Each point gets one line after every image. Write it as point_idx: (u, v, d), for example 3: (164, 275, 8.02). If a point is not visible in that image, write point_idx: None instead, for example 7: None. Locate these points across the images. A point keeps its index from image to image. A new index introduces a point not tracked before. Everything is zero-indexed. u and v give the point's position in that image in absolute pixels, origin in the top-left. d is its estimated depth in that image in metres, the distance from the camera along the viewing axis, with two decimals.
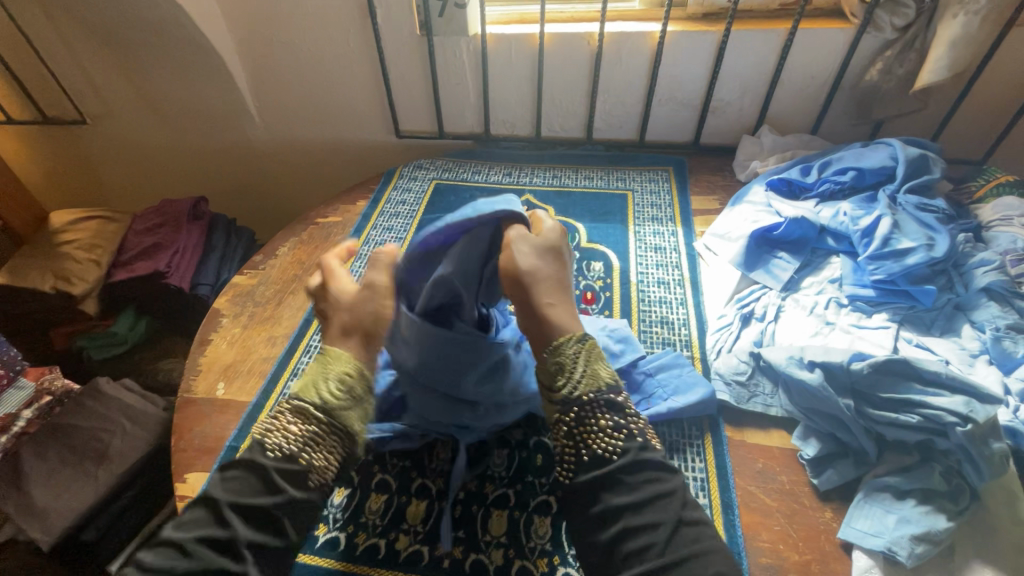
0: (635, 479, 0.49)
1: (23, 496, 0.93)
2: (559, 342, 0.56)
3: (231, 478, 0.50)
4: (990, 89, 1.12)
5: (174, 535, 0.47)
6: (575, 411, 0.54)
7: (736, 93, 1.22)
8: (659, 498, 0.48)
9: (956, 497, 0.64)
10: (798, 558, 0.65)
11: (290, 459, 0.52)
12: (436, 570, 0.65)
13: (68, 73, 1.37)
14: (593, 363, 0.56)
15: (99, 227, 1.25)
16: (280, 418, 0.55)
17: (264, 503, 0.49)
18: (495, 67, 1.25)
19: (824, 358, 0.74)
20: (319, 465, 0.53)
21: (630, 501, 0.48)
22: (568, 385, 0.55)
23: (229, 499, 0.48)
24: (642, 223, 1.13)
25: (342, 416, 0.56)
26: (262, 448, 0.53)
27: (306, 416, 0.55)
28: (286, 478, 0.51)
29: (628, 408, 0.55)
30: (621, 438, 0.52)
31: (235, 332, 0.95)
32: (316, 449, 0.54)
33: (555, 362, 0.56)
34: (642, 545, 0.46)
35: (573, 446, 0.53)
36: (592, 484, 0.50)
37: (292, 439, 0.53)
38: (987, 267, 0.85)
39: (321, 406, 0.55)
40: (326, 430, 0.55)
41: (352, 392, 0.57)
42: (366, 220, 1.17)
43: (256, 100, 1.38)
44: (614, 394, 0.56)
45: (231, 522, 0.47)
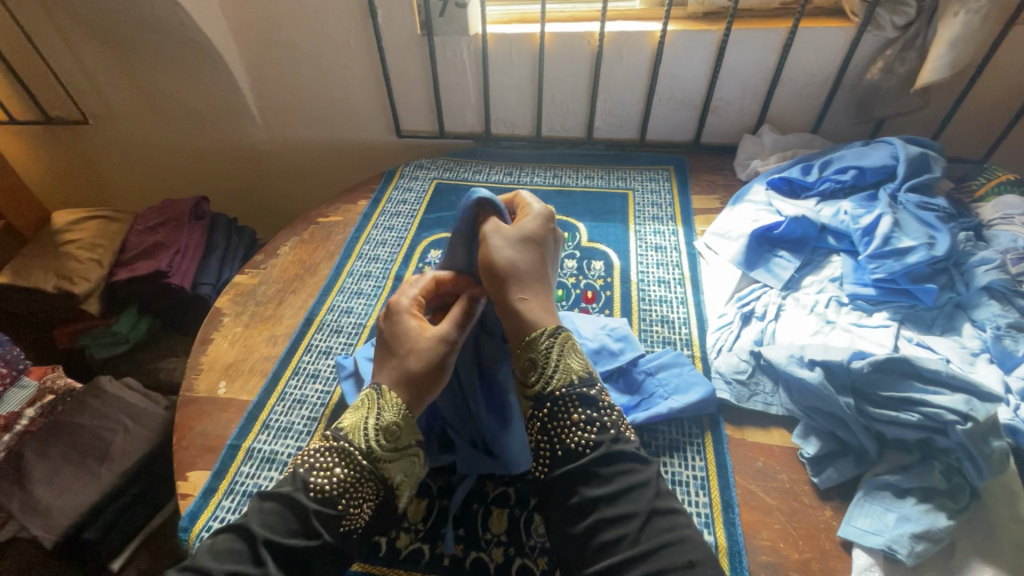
0: (609, 471, 0.52)
1: (26, 494, 0.93)
2: (532, 336, 0.60)
3: (273, 513, 0.53)
4: (990, 88, 1.12)
5: (208, 563, 0.49)
6: (548, 406, 0.57)
7: (736, 92, 1.22)
8: (633, 489, 0.50)
9: (956, 496, 0.64)
10: (798, 556, 0.65)
11: (329, 503, 0.55)
12: (437, 568, 0.65)
13: (70, 73, 1.38)
14: (564, 358, 0.59)
15: (101, 227, 1.26)
16: (326, 458, 0.58)
17: (299, 546, 0.52)
18: (496, 68, 1.25)
19: (824, 356, 0.74)
20: (353, 512, 0.56)
21: (604, 493, 0.50)
22: (541, 380, 0.59)
23: (269, 536, 0.51)
24: (643, 223, 1.13)
25: (381, 468, 0.59)
26: (305, 487, 0.55)
27: (350, 460, 0.58)
28: (323, 521, 0.54)
29: (601, 400, 0.58)
30: (594, 431, 0.55)
31: (236, 331, 0.95)
32: (354, 495, 0.57)
33: (528, 359, 0.60)
34: (615, 536, 0.48)
35: (547, 441, 0.56)
36: (567, 477, 0.53)
37: (334, 482, 0.56)
38: (987, 266, 0.85)
39: (365, 454, 0.59)
40: (365, 478, 0.58)
41: (395, 446, 0.60)
42: (367, 220, 1.17)
43: (257, 100, 1.39)
44: (586, 387, 0.58)
45: (267, 561, 0.49)
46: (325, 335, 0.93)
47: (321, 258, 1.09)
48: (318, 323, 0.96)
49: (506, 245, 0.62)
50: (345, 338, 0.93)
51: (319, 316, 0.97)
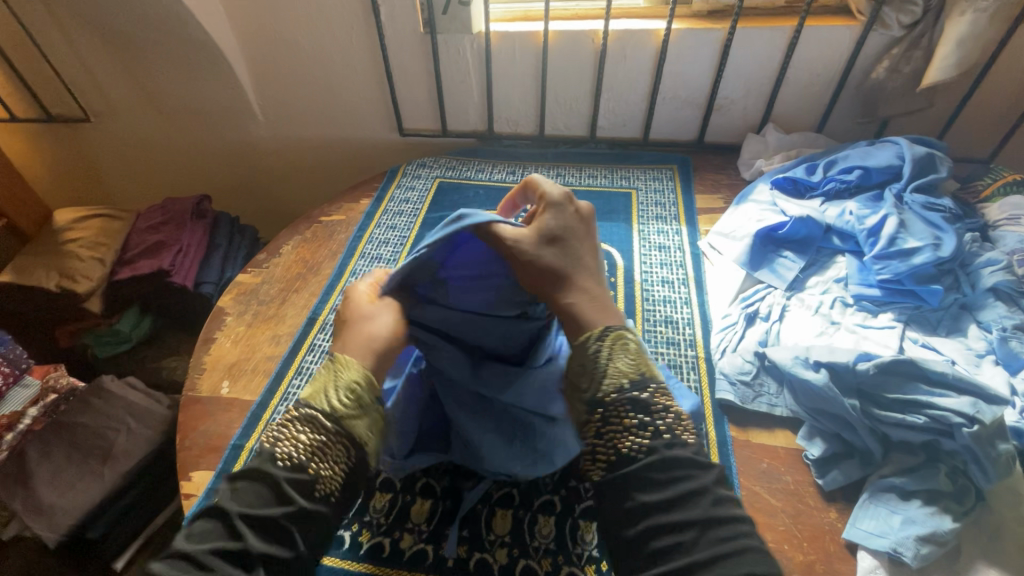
0: (664, 476, 0.46)
1: (30, 493, 0.93)
2: (580, 340, 0.54)
3: (241, 488, 0.47)
4: (997, 87, 1.11)
5: (184, 546, 0.44)
6: (600, 412, 0.51)
7: (740, 91, 1.22)
8: (689, 496, 0.44)
9: (962, 498, 0.64)
10: (803, 558, 0.65)
11: (301, 470, 0.49)
12: (441, 569, 0.65)
13: (72, 71, 1.37)
14: (615, 360, 0.53)
15: (104, 225, 1.25)
16: (289, 424, 0.51)
17: (274, 517, 0.46)
18: (499, 66, 1.25)
19: (829, 358, 0.74)
20: (331, 476, 0.49)
21: (658, 499, 0.44)
22: (591, 386, 0.52)
23: (238, 511, 0.45)
24: (647, 222, 1.13)
25: (351, 424, 0.51)
26: (271, 457, 0.49)
27: (316, 425, 0.50)
28: (297, 488, 0.48)
29: (656, 404, 0.51)
30: (647, 435, 0.48)
31: (239, 330, 0.95)
32: (328, 458, 0.50)
33: (580, 363, 0.54)
34: (670, 544, 0.42)
35: (599, 445, 0.50)
36: (620, 484, 0.47)
37: (302, 448, 0.49)
38: (994, 267, 0.85)
39: (331, 415, 0.51)
40: (335, 440, 0.50)
41: (362, 398, 0.53)
42: (370, 219, 1.17)
43: (259, 98, 1.38)
44: (640, 391, 0.51)
45: (242, 534, 0.45)
46: (328, 335, 0.93)
47: (324, 258, 1.08)
48: (321, 323, 0.95)
49: (539, 252, 0.57)
50: None
51: (322, 315, 0.97)
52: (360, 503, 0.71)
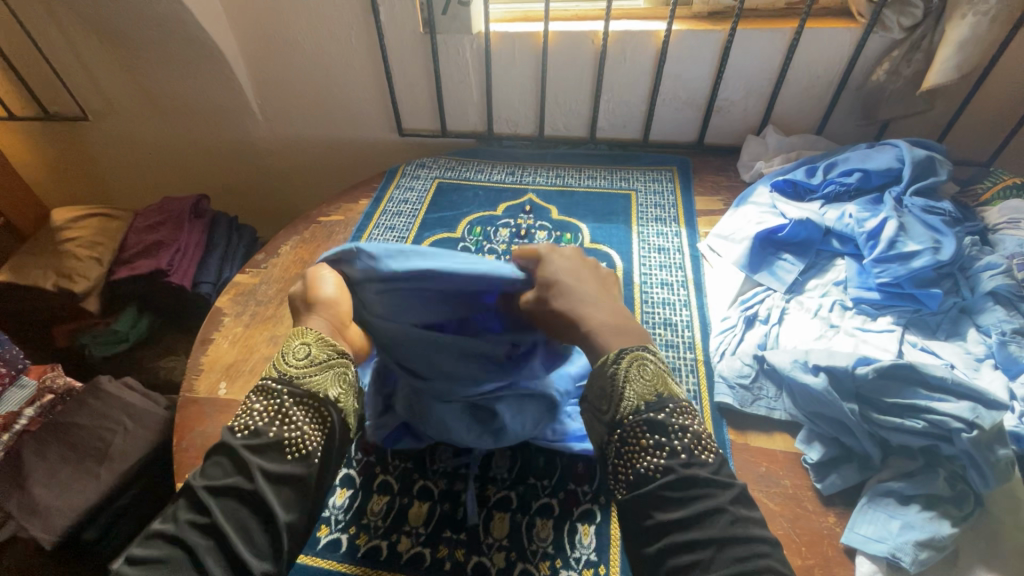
0: (682, 495, 0.47)
1: (25, 495, 0.92)
2: (599, 363, 0.55)
3: (208, 464, 0.49)
4: (997, 91, 1.11)
5: (158, 526, 0.45)
6: (618, 433, 0.52)
7: (740, 93, 1.22)
8: (709, 515, 0.45)
9: (960, 503, 0.64)
10: (801, 563, 0.64)
11: (260, 434, 0.50)
12: (438, 572, 0.65)
13: (70, 69, 1.37)
14: (634, 380, 0.53)
15: (101, 224, 1.25)
16: (247, 400, 0.53)
17: (238, 482, 0.47)
18: (498, 66, 1.25)
19: (829, 361, 0.74)
20: (294, 433, 0.51)
21: (677, 517, 0.45)
22: (609, 407, 0.53)
23: (202, 482, 0.47)
24: (646, 224, 1.12)
25: (306, 385, 0.53)
26: (230, 430, 0.51)
27: (270, 392, 0.53)
28: (257, 451, 0.49)
29: (672, 424, 0.51)
30: (664, 455, 0.49)
31: (237, 331, 0.94)
32: (287, 419, 0.51)
33: (598, 385, 0.54)
34: (686, 563, 0.43)
35: (618, 466, 0.51)
36: (639, 502, 0.48)
37: (258, 415, 0.51)
38: (994, 271, 0.84)
39: (282, 378, 0.54)
40: (293, 400, 0.52)
41: (313, 356, 0.55)
42: (368, 219, 1.17)
43: (258, 97, 1.38)
44: (656, 412, 0.52)
45: (207, 502, 0.45)
46: None
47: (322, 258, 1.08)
48: None
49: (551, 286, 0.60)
50: None
51: None
52: (357, 505, 0.71)
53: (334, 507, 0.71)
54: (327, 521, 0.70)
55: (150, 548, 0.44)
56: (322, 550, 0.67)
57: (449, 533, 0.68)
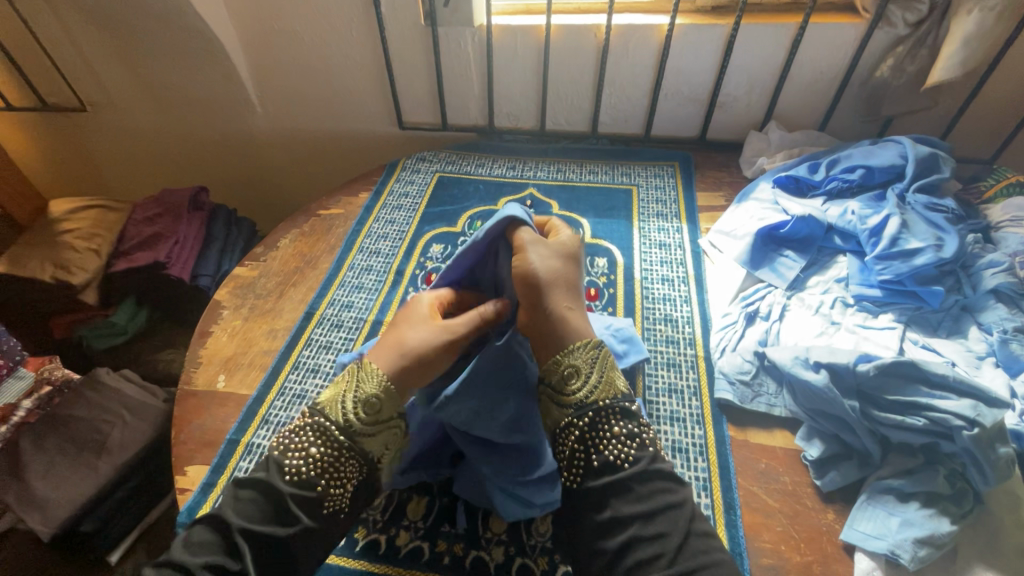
0: (647, 487, 0.48)
1: (23, 485, 0.93)
2: (570, 348, 0.55)
3: (248, 500, 0.49)
4: (1001, 88, 1.10)
5: (182, 555, 0.45)
6: (590, 416, 0.52)
7: (742, 88, 1.21)
8: (672, 507, 0.46)
9: (959, 500, 0.64)
10: (800, 559, 0.64)
11: (307, 485, 0.51)
12: (436, 567, 0.65)
13: (67, 59, 1.35)
14: (608, 369, 0.55)
15: (100, 215, 1.24)
16: (302, 437, 0.53)
17: (275, 532, 0.48)
18: (501, 60, 1.24)
19: (830, 359, 0.73)
20: (337, 492, 0.52)
21: (640, 510, 0.46)
22: (582, 389, 0.54)
23: (241, 523, 0.47)
24: (648, 219, 1.12)
25: (363, 443, 0.54)
26: (279, 471, 0.51)
27: (327, 437, 0.53)
28: (301, 505, 0.50)
29: (642, 417, 0.54)
30: (635, 445, 0.51)
31: (236, 324, 0.94)
32: (336, 475, 0.52)
33: (568, 366, 0.54)
34: (648, 557, 0.44)
35: (582, 451, 0.51)
36: (603, 491, 0.48)
37: (311, 462, 0.51)
38: (995, 269, 0.84)
39: (343, 429, 0.54)
40: (346, 455, 0.53)
41: (377, 417, 0.55)
42: (368, 212, 1.16)
43: (257, 90, 1.37)
44: (629, 403, 0.54)
45: (243, 553, 0.46)
46: (326, 330, 0.92)
47: (322, 252, 1.08)
48: (318, 317, 0.95)
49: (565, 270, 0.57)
50: (345, 332, 0.92)
51: (319, 309, 0.96)
52: None
53: None
54: None
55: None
56: None
57: (447, 528, 0.68)
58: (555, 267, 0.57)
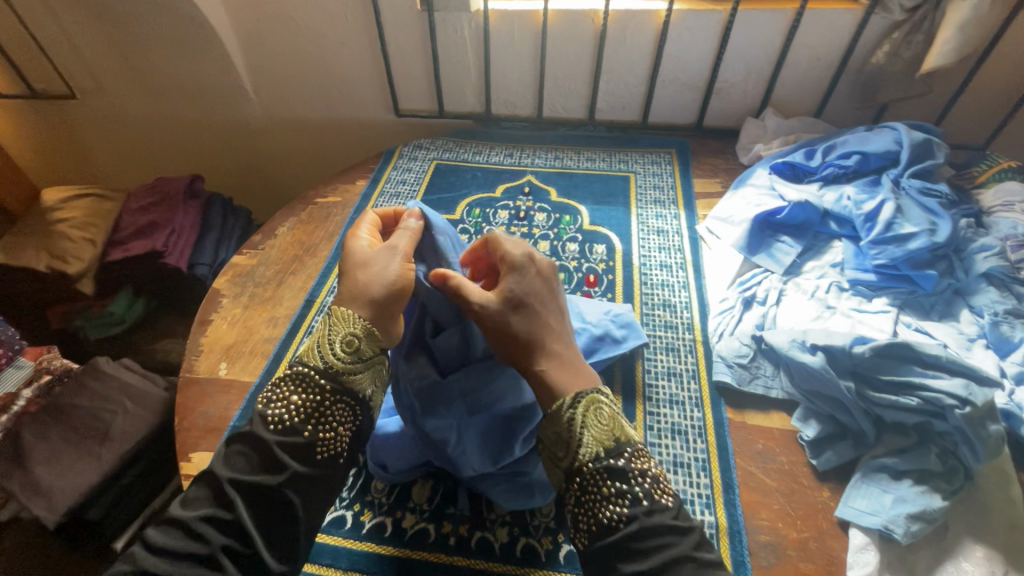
0: (645, 544, 0.45)
1: (27, 474, 0.92)
2: (554, 410, 0.52)
3: (235, 454, 0.49)
4: (995, 74, 1.11)
5: (179, 512, 0.46)
6: (580, 483, 0.50)
7: (739, 75, 1.21)
8: (671, 564, 0.44)
9: (951, 477, 0.66)
10: (797, 536, 0.66)
11: (294, 431, 0.50)
12: (443, 547, 0.66)
13: (56, 46, 1.32)
14: (590, 428, 0.51)
15: (94, 205, 1.22)
16: (283, 388, 0.52)
17: (265, 480, 0.47)
18: (497, 45, 1.23)
19: (826, 341, 0.74)
20: (326, 435, 0.51)
21: (641, 569, 0.44)
22: (569, 456, 0.51)
23: (229, 476, 0.47)
24: (645, 206, 1.13)
25: (347, 382, 0.53)
26: (263, 421, 0.50)
27: (308, 384, 0.52)
28: (289, 451, 0.49)
29: (634, 467, 0.50)
30: (626, 502, 0.48)
31: (236, 312, 0.94)
32: (323, 417, 0.51)
33: (554, 431, 0.52)
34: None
35: (580, 514, 0.49)
36: (603, 556, 0.46)
37: (294, 409, 0.51)
38: (988, 253, 0.86)
39: (325, 372, 0.53)
40: (331, 397, 0.52)
41: (359, 353, 0.54)
42: (366, 200, 1.16)
43: (252, 76, 1.36)
44: (619, 455, 0.50)
45: (235, 504, 0.46)
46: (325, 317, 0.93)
47: (320, 240, 1.07)
48: (318, 305, 0.95)
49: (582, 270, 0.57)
50: None
51: (320, 298, 0.96)
52: (361, 483, 0.72)
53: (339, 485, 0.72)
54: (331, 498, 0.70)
55: (169, 536, 0.45)
56: (327, 527, 0.68)
57: (451, 509, 0.70)
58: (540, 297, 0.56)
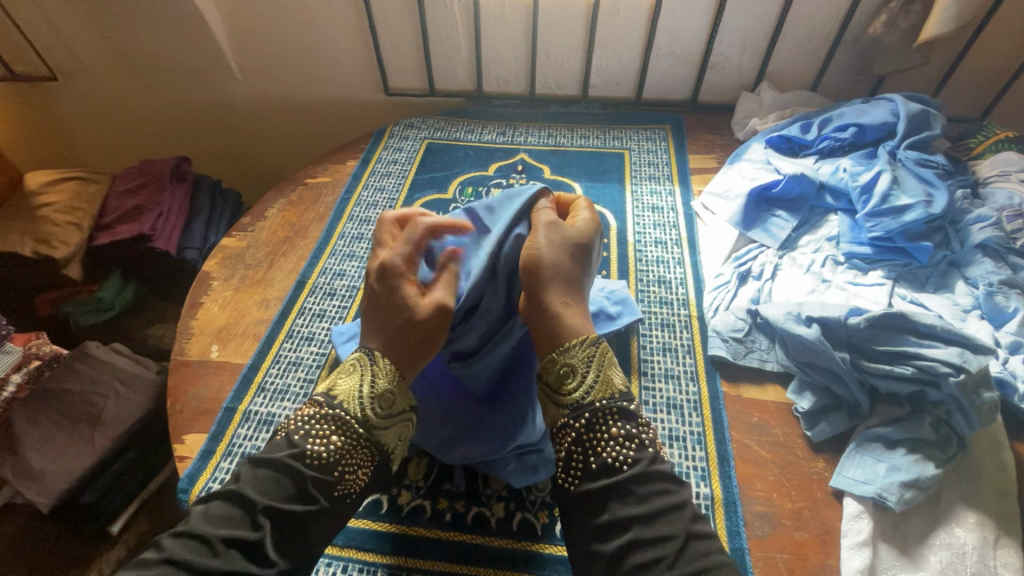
0: (645, 490, 0.45)
1: (19, 459, 0.92)
2: (567, 345, 0.52)
3: (267, 479, 0.47)
4: (992, 44, 1.10)
5: (201, 526, 0.44)
6: (587, 418, 0.49)
7: (735, 48, 1.19)
8: (669, 511, 0.44)
9: (944, 446, 0.66)
10: (791, 506, 0.67)
11: (327, 470, 0.49)
12: (439, 523, 0.66)
13: (34, 25, 1.28)
14: (605, 368, 0.52)
15: (78, 188, 1.20)
16: (322, 426, 0.51)
17: (295, 511, 0.46)
18: (488, 21, 1.20)
19: (822, 313, 0.74)
20: (352, 480, 0.51)
21: (640, 513, 0.44)
22: (578, 390, 0.51)
23: (263, 502, 0.45)
24: (640, 183, 1.11)
25: (379, 434, 0.53)
26: (301, 454, 0.49)
27: (344, 426, 0.51)
28: (319, 488, 0.48)
29: (641, 417, 0.50)
30: (633, 446, 0.48)
31: (227, 294, 0.93)
32: (353, 464, 0.51)
33: (564, 365, 0.52)
34: (649, 559, 0.42)
35: (578, 450, 0.49)
36: (600, 493, 0.46)
37: (331, 449, 0.50)
38: (983, 224, 0.86)
39: (361, 421, 0.52)
40: (362, 446, 0.52)
41: (394, 410, 0.53)
42: (357, 180, 1.14)
43: (236, 55, 1.32)
44: (628, 402, 0.51)
45: (263, 526, 0.44)
46: (318, 298, 0.92)
47: (311, 221, 1.06)
48: (311, 286, 0.94)
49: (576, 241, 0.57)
50: (339, 300, 0.92)
51: (312, 279, 0.95)
52: None
53: None
54: None
55: (188, 548, 0.42)
56: None
57: (448, 486, 0.69)
58: (561, 257, 0.55)
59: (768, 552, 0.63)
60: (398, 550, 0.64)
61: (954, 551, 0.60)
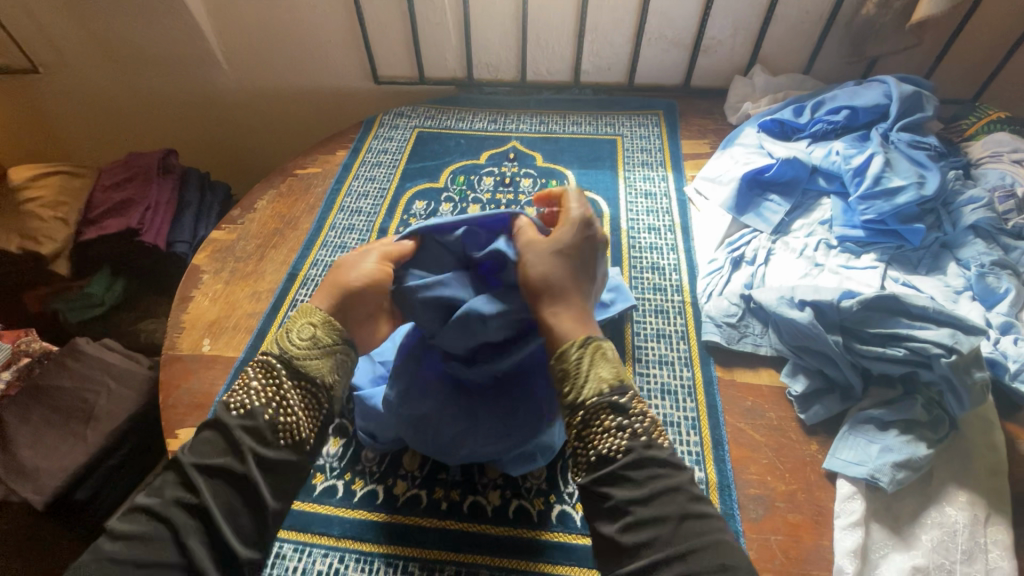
0: (640, 474, 0.45)
1: (11, 458, 0.92)
2: (561, 350, 0.50)
3: (200, 440, 0.47)
4: (986, 22, 1.09)
5: (143, 500, 0.44)
6: (581, 418, 0.48)
7: (727, 31, 1.18)
8: (665, 493, 0.44)
9: (936, 427, 0.66)
10: (785, 488, 0.67)
11: (254, 415, 0.48)
12: (435, 512, 0.66)
13: (13, 18, 1.25)
14: (595, 368, 0.49)
15: (64, 182, 1.18)
16: (245, 375, 0.50)
17: (228, 463, 0.45)
18: (476, 6, 1.19)
19: (814, 297, 0.74)
20: (288, 419, 0.49)
21: (635, 496, 0.44)
22: (573, 393, 0.49)
23: (192, 460, 0.45)
24: (632, 169, 1.11)
25: (307, 366, 0.51)
26: (226, 407, 0.48)
27: (270, 371, 0.50)
28: (251, 435, 0.47)
29: (637, 405, 0.49)
30: (627, 436, 0.47)
31: (217, 288, 0.92)
32: (283, 404, 0.49)
33: (558, 371, 0.51)
34: (643, 539, 0.42)
35: (579, 448, 0.48)
36: (597, 484, 0.46)
37: (255, 394, 0.49)
38: (976, 205, 0.85)
39: (283, 358, 0.51)
40: (292, 384, 0.50)
41: (316, 340, 0.52)
42: (347, 170, 1.13)
43: (221, 45, 1.30)
44: (622, 394, 0.49)
45: (199, 485, 0.44)
46: (310, 290, 0.91)
47: (302, 213, 1.04)
48: (302, 278, 0.93)
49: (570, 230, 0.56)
50: None
51: (303, 270, 0.94)
52: (351, 453, 0.72)
53: (328, 455, 0.71)
54: (321, 469, 0.70)
55: (133, 523, 0.43)
56: (319, 497, 0.68)
57: (443, 475, 0.69)
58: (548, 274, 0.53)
59: (762, 534, 0.63)
60: (394, 539, 0.64)
61: (946, 529, 0.61)
